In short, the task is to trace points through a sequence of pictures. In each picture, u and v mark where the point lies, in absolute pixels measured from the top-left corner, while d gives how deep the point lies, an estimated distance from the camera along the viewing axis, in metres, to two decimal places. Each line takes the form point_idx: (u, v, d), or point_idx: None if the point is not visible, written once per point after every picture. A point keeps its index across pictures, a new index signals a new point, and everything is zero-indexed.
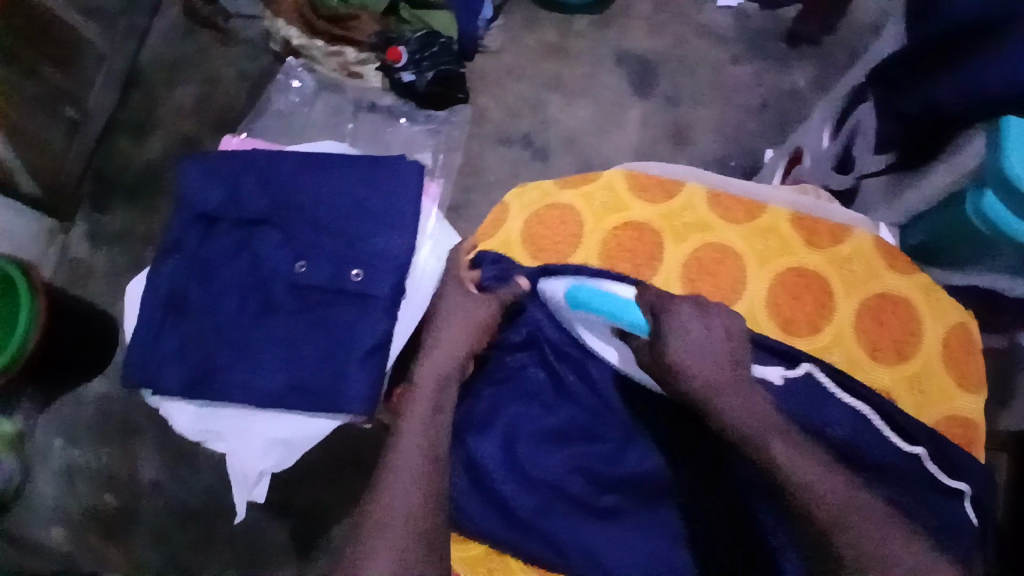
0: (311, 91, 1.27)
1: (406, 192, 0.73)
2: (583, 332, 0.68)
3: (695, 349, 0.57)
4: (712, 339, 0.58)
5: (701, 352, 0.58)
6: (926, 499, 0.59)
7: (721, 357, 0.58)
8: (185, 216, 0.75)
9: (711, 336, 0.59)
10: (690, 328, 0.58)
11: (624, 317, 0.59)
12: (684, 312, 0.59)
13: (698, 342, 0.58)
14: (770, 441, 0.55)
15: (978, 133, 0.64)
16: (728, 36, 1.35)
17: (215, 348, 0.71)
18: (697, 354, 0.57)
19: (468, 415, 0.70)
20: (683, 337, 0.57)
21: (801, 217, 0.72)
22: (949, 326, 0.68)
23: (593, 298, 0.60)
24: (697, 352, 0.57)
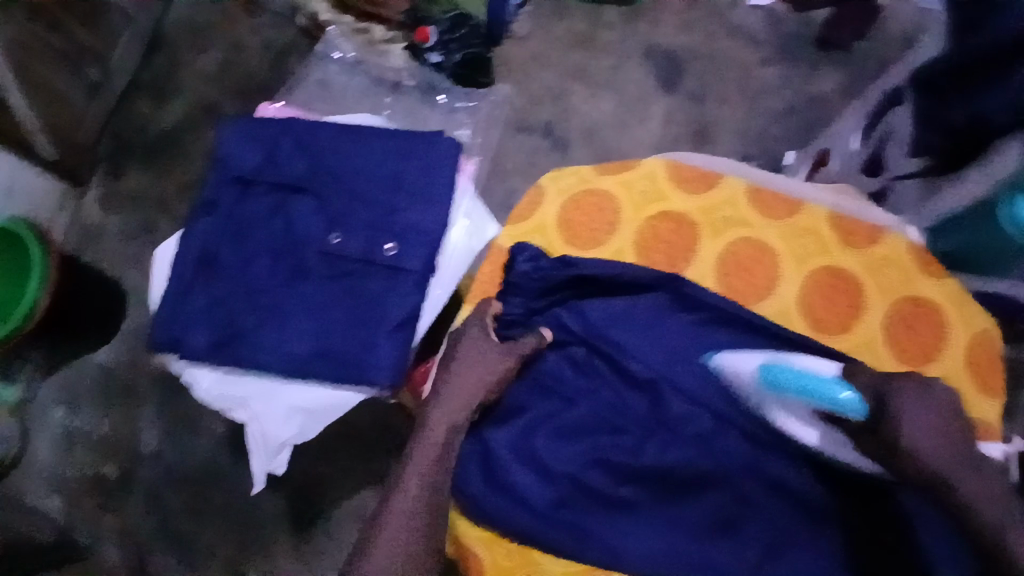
0: (352, 61, 1.22)
1: (442, 166, 0.73)
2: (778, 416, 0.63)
3: (928, 431, 0.55)
4: (940, 416, 0.56)
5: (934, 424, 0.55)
6: None
7: (953, 440, 0.55)
8: (221, 176, 0.75)
9: (943, 421, 0.56)
10: (922, 411, 0.56)
11: (834, 394, 0.61)
12: (910, 393, 0.57)
13: (926, 421, 0.55)
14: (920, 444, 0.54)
15: (1013, 142, 0.65)
16: (759, 37, 1.34)
17: (243, 311, 0.72)
18: (930, 442, 0.54)
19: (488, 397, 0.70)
20: (915, 418, 0.55)
21: (839, 217, 0.71)
22: (974, 334, 0.68)
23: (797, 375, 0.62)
24: (925, 434, 0.55)
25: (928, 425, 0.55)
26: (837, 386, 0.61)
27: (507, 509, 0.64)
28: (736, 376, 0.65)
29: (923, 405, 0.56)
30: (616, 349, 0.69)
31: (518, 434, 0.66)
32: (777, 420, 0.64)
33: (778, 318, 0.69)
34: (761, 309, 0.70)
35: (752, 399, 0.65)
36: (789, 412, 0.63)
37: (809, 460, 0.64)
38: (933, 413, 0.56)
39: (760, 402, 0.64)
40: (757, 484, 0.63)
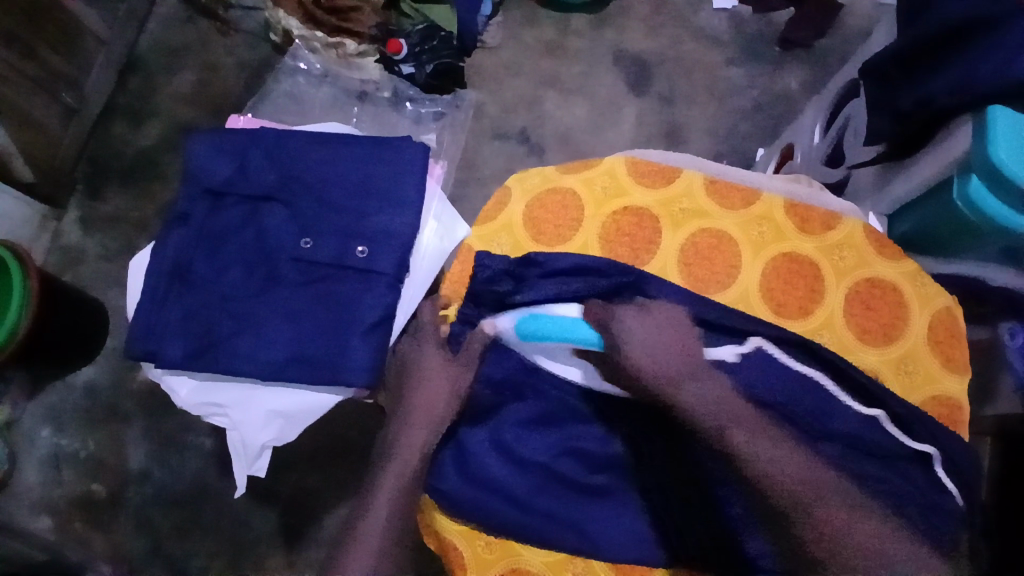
0: (319, 73, 1.22)
1: (411, 171, 0.75)
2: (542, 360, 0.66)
3: (658, 347, 0.58)
4: (665, 334, 0.58)
5: (665, 350, 0.58)
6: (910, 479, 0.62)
7: (677, 350, 0.59)
8: (193, 189, 0.77)
9: (672, 335, 0.59)
10: (649, 328, 0.59)
11: (576, 336, 0.59)
12: (634, 316, 0.59)
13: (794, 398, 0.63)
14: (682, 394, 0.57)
15: (966, 120, 0.66)
16: (724, 38, 1.38)
17: (219, 319, 0.72)
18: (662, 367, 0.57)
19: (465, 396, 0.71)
20: (649, 338, 0.58)
21: (794, 205, 0.74)
22: (934, 312, 0.71)
23: (542, 330, 0.59)
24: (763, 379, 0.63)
25: (651, 343, 0.57)
26: (577, 327, 0.59)
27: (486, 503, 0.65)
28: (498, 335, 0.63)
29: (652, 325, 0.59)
30: None
31: (493, 428, 0.67)
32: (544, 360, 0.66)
33: (741, 304, 0.71)
34: (725, 296, 0.71)
35: (517, 348, 0.65)
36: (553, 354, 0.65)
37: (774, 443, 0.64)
38: (662, 328, 0.59)
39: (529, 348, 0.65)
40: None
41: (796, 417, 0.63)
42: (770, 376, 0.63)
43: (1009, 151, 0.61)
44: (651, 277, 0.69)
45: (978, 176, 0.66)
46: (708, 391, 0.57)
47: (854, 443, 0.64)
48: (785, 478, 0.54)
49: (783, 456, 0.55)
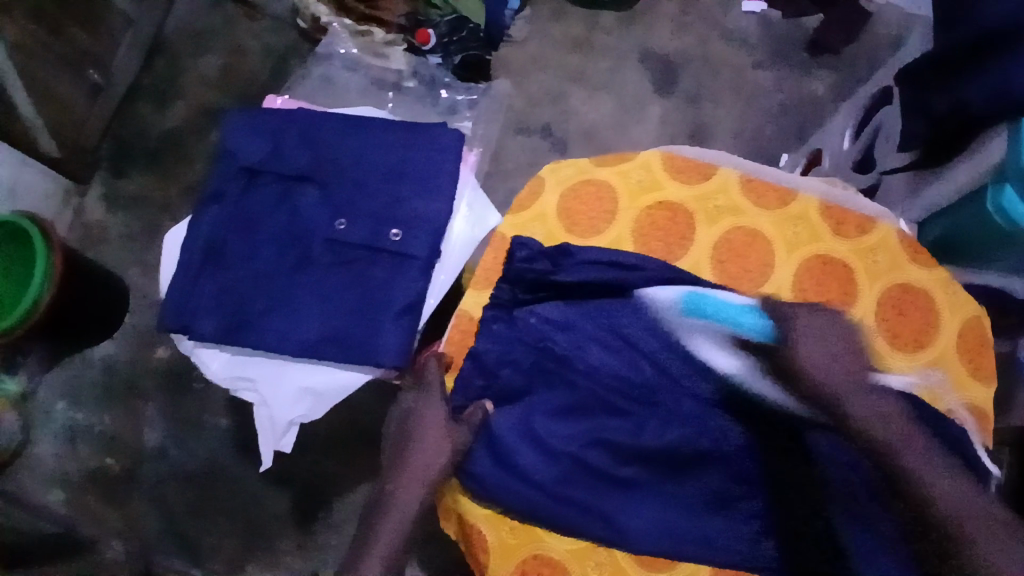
0: (355, 57, 1.22)
1: (445, 157, 0.75)
2: (693, 341, 0.68)
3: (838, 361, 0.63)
4: (844, 345, 0.63)
5: (836, 359, 0.63)
6: None
7: (854, 365, 0.63)
8: (228, 167, 0.77)
9: (850, 350, 0.64)
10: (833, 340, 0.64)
11: (740, 321, 0.66)
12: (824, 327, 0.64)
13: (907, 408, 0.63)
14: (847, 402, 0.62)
15: (1002, 129, 0.66)
16: (752, 41, 1.38)
17: (252, 296, 0.73)
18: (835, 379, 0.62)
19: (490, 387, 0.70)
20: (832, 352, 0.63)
21: (830, 206, 0.74)
22: (965, 319, 0.70)
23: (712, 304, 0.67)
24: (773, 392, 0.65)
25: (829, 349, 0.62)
26: (742, 312, 0.67)
27: (515, 489, 0.65)
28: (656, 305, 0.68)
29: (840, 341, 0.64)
30: (630, 332, 0.69)
31: (521, 416, 0.68)
32: (698, 348, 0.67)
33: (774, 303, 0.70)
34: (757, 294, 0.71)
35: (669, 327, 0.68)
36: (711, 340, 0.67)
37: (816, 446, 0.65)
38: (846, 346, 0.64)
39: (685, 329, 0.68)
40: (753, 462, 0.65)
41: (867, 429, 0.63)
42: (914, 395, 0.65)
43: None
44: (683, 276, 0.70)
45: (1012, 183, 0.66)
46: (873, 406, 0.62)
47: None
48: (946, 495, 0.57)
49: (948, 478, 0.58)
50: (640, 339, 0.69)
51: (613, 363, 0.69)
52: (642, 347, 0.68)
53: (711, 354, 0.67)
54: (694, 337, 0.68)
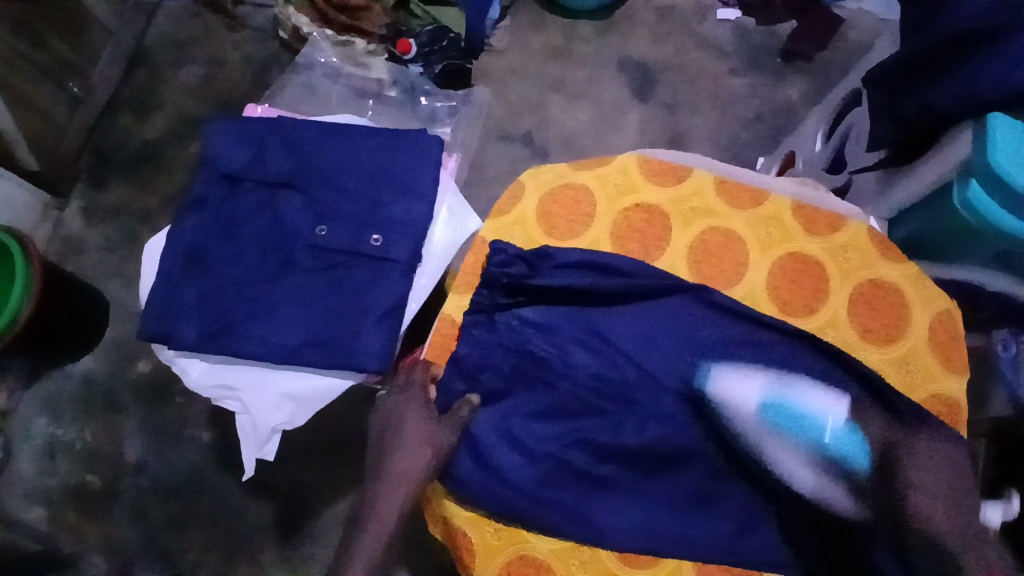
0: (336, 66, 1.22)
1: (425, 162, 0.76)
2: (771, 448, 0.66)
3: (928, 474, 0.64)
4: (937, 477, 0.64)
5: (926, 483, 0.64)
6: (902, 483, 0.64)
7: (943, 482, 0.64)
8: (210, 174, 0.78)
9: (942, 475, 0.64)
10: (930, 456, 0.65)
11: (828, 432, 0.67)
12: (918, 446, 0.65)
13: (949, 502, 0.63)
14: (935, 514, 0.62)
15: (965, 127, 0.69)
16: (727, 48, 1.41)
17: (233, 303, 0.73)
18: (925, 481, 0.64)
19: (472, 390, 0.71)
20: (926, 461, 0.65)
21: (802, 206, 0.76)
22: (934, 313, 0.73)
23: (799, 414, 0.67)
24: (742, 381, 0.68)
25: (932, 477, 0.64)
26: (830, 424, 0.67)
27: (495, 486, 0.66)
28: (742, 405, 0.67)
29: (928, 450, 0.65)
30: (609, 332, 0.70)
31: (499, 416, 0.68)
32: (781, 460, 0.66)
33: (749, 301, 0.72)
34: (733, 293, 0.73)
35: (749, 429, 0.67)
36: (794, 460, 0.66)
37: (792, 441, 0.67)
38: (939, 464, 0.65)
39: (770, 438, 0.67)
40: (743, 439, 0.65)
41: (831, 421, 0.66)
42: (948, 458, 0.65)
43: (1010, 159, 0.64)
44: (660, 276, 0.71)
45: (977, 179, 0.69)
46: (948, 516, 0.63)
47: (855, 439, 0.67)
48: None
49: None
50: (618, 339, 0.70)
51: (593, 363, 0.70)
52: (620, 347, 0.70)
53: (792, 468, 0.66)
54: (778, 448, 0.66)
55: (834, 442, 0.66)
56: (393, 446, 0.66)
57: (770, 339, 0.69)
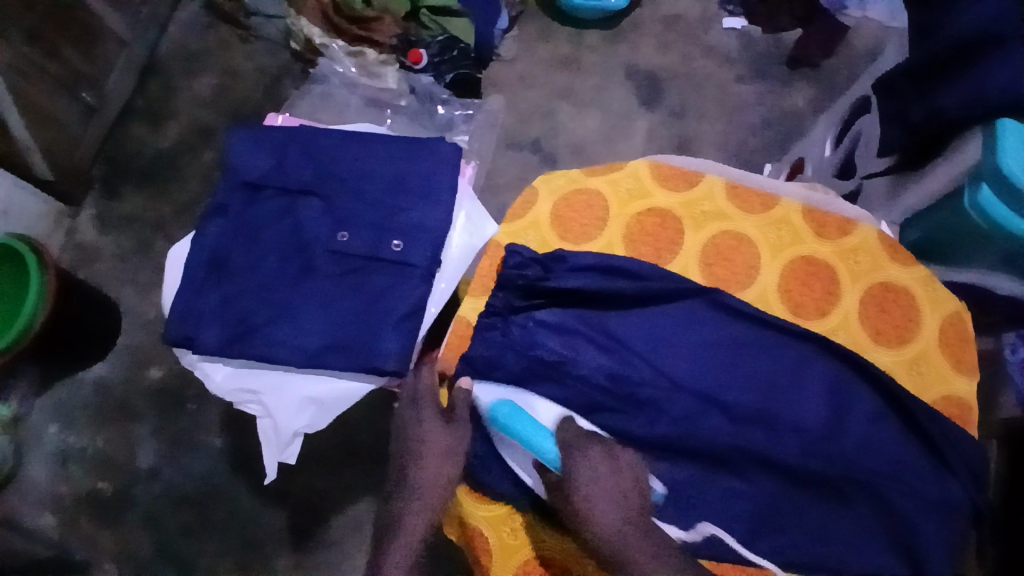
0: (353, 76, 1.24)
1: (442, 168, 0.77)
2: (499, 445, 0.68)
3: (598, 491, 0.62)
4: (612, 483, 0.63)
5: (605, 484, 0.62)
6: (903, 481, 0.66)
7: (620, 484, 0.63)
8: (231, 182, 0.80)
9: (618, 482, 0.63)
10: (598, 468, 0.63)
11: (538, 446, 0.63)
12: (593, 454, 0.63)
13: (608, 490, 0.62)
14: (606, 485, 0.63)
15: (972, 134, 0.69)
16: (733, 56, 1.43)
17: (255, 307, 0.75)
18: (597, 482, 0.62)
19: None
20: (585, 479, 0.62)
21: (811, 209, 0.77)
22: (944, 315, 0.73)
23: (519, 422, 0.64)
24: (753, 383, 0.69)
25: (603, 484, 0.62)
26: (545, 436, 0.64)
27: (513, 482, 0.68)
28: (480, 410, 0.69)
29: (605, 464, 0.63)
30: (624, 335, 0.71)
31: None
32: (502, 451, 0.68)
33: (760, 304, 0.73)
34: (745, 296, 0.74)
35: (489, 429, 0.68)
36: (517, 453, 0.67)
37: (805, 443, 0.68)
38: (610, 476, 0.63)
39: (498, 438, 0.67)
40: (578, 431, 0.65)
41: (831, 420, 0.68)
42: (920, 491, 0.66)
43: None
44: (672, 280, 0.72)
45: (988, 183, 0.70)
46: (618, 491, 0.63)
47: (867, 440, 0.68)
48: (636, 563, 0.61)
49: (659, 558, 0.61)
50: (632, 343, 0.71)
51: (610, 366, 0.71)
52: (635, 350, 0.71)
53: (517, 457, 0.68)
54: (503, 444, 0.68)
55: (844, 442, 0.68)
56: (417, 436, 0.70)
57: (781, 342, 0.71)
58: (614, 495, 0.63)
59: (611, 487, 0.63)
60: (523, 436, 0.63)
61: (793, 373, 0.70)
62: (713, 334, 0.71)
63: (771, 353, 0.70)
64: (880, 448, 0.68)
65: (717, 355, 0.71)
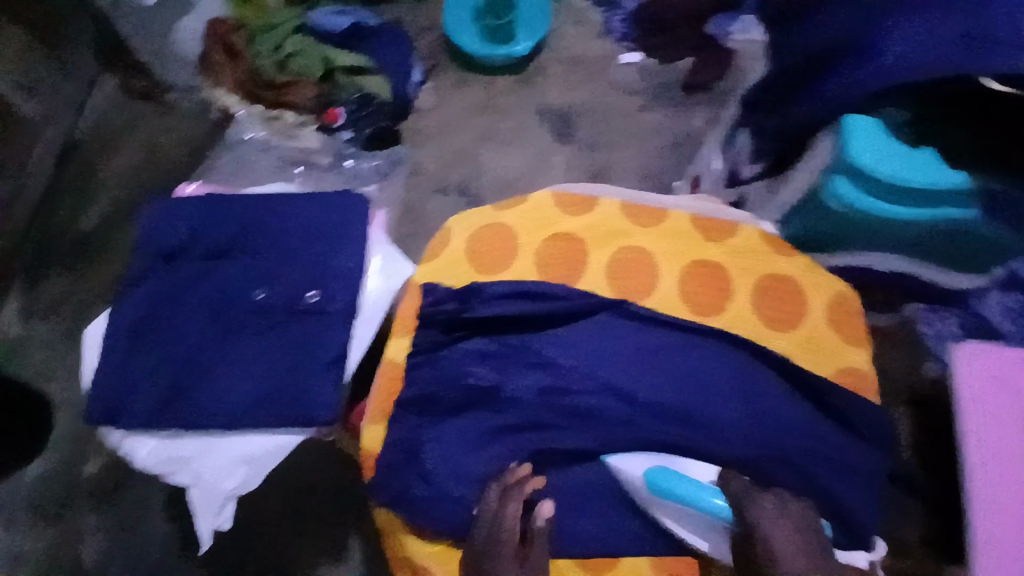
0: (263, 138, 1.28)
1: (356, 219, 0.80)
2: (665, 518, 0.67)
3: (786, 539, 0.60)
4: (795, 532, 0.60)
5: (790, 534, 0.60)
6: (814, 455, 0.71)
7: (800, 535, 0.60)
8: (147, 253, 0.81)
9: (801, 531, 0.61)
10: (773, 512, 0.62)
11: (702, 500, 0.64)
12: (767, 502, 0.62)
13: (785, 536, 0.60)
14: (772, 525, 0.60)
15: (825, 133, 0.76)
16: (635, 88, 1.53)
17: (180, 373, 0.75)
18: (778, 532, 0.60)
19: (423, 434, 0.73)
20: (769, 527, 0.60)
21: (698, 218, 0.84)
22: (831, 296, 0.80)
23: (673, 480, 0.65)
24: (669, 382, 0.73)
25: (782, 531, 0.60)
26: (706, 492, 0.64)
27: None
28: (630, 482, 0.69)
29: (782, 513, 0.62)
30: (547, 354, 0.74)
31: (441, 453, 0.71)
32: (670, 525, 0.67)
33: (665, 310, 0.78)
34: (649, 303, 0.78)
35: (641, 501, 0.69)
36: (693, 521, 0.67)
37: (727, 433, 0.71)
38: (793, 525, 0.61)
39: (659, 507, 0.67)
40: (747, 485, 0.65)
41: (742, 408, 0.72)
42: (830, 465, 0.71)
43: (878, 161, 0.72)
44: (576, 297, 0.77)
45: (839, 174, 0.76)
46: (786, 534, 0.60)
47: (784, 423, 0.73)
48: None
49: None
50: (554, 362, 0.74)
51: (533, 386, 0.73)
52: (557, 367, 0.74)
53: (684, 527, 0.67)
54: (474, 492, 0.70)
55: (761, 427, 0.72)
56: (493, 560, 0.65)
57: (688, 340, 0.75)
58: (795, 542, 0.60)
59: (791, 534, 0.60)
60: (683, 493, 0.65)
61: (705, 368, 0.74)
62: (626, 343, 0.75)
63: (681, 353, 0.75)
64: (791, 427, 0.72)
65: (632, 363, 0.74)
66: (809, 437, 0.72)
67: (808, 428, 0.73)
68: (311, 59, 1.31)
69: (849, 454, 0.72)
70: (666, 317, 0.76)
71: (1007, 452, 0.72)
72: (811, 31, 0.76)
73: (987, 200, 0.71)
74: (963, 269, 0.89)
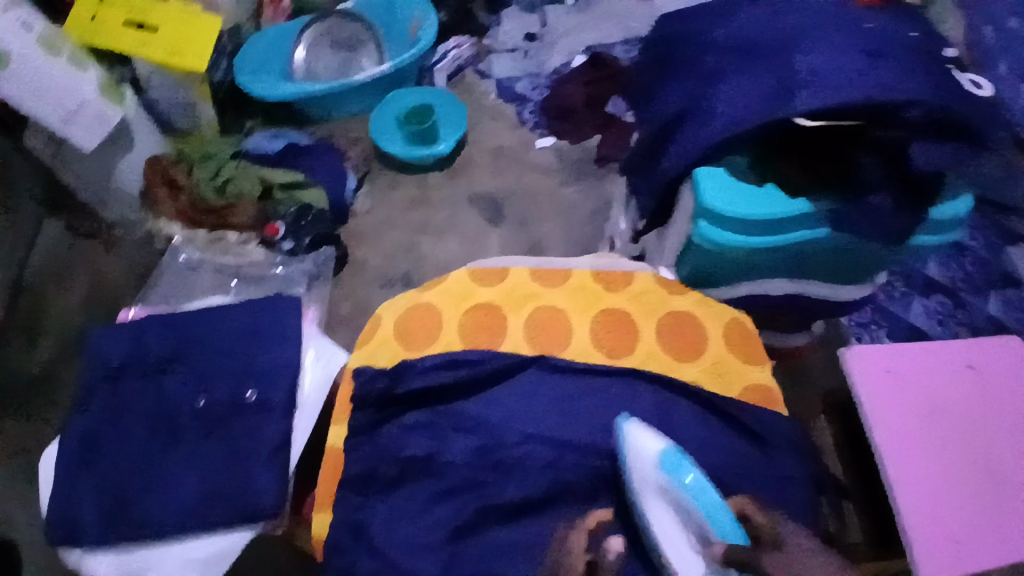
0: (197, 259, 1.35)
1: (286, 317, 0.87)
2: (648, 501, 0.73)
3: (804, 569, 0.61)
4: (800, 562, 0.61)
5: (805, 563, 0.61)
6: (733, 472, 0.77)
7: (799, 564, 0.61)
8: (93, 375, 0.85)
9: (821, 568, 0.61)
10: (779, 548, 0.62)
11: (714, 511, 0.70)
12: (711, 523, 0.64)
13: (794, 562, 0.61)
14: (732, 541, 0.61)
15: (686, 184, 0.87)
16: (553, 168, 1.67)
17: (129, 484, 0.78)
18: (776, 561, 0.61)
19: (370, 510, 0.76)
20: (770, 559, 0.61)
21: (598, 273, 0.93)
22: (725, 323, 0.89)
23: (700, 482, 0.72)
24: (590, 422, 0.80)
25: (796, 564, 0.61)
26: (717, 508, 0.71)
27: None
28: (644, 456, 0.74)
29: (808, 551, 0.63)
30: (473, 413, 0.80)
31: (386, 525, 0.75)
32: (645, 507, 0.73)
33: (581, 358, 0.85)
34: (568, 353, 0.85)
35: (642, 478, 0.73)
36: (683, 521, 0.71)
37: None
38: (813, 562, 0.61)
39: (661, 492, 0.73)
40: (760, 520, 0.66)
41: (657, 436, 0.79)
42: (749, 477, 0.77)
43: (733, 203, 0.82)
44: (496, 359, 0.83)
45: (705, 220, 0.85)
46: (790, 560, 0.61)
47: (699, 444, 0.79)
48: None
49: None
50: (483, 421, 0.80)
51: (467, 446, 0.78)
52: (489, 426, 0.79)
53: (667, 522, 0.71)
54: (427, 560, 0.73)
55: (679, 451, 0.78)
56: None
57: (603, 382, 0.82)
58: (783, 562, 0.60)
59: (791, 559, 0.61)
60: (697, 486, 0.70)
61: (623, 404, 0.81)
62: (550, 392, 0.82)
63: (600, 393, 0.82)
64: (707, 447, 0.79)
65: (557, 411, 0.80)
66: (725, 455, 0.78)
67: (723, 445, 0.79)
68: (247, 180, 1.41)
69: (764, 464, 0.78)
70: (583, 363, 0.84)
71: (909, 441, 0.83)
72: (663, 106, 0.90)
73: (833, 220, 0.83)
74: (846, 281, 1.01)
